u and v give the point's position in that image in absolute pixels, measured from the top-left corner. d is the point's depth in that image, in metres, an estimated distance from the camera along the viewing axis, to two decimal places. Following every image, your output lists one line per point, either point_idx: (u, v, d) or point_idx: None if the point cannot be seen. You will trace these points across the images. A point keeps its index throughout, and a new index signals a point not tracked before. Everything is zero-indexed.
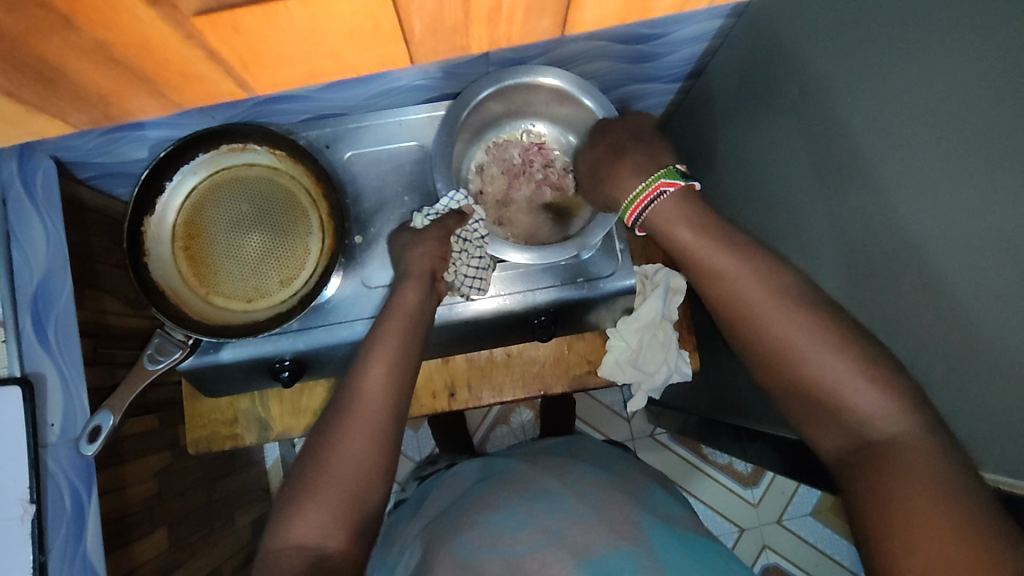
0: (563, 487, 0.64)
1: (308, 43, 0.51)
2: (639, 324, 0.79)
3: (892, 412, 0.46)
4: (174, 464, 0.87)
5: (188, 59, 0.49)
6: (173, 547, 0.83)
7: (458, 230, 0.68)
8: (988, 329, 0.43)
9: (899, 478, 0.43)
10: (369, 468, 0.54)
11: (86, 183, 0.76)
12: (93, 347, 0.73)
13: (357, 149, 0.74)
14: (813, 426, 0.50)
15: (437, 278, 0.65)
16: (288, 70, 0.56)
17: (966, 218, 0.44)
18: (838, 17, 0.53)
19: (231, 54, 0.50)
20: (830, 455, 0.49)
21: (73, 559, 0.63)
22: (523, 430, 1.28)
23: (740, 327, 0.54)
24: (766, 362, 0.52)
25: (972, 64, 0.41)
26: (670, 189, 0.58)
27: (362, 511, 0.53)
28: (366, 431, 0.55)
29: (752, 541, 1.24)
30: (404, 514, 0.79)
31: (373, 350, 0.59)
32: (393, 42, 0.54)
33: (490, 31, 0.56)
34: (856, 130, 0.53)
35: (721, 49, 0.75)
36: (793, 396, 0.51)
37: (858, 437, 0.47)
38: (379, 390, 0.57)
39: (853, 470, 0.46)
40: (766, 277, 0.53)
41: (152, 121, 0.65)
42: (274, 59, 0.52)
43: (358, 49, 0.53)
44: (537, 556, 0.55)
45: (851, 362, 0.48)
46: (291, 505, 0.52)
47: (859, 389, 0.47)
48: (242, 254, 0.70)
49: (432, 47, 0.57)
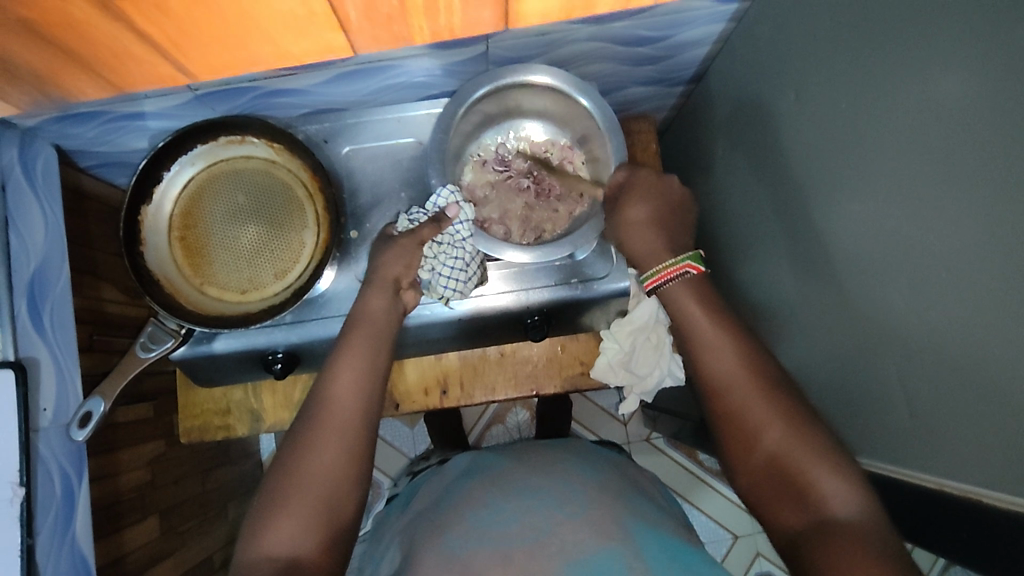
0: (552, 484, 0.64)
1: (242, 27, 0.51)
2: (632, 326, 0.77)
3: (849, 485, 0.49)
4: (168, 452, 0.88)
5: (117, 37, 0.49)
6: (164, 536, 0.83)
7: (430, 238, 0.67)
8: (978, 341, 0.42)
9: (842, 539, 0.45)
10: (340, 479, 0.54)
11: (88, 172, 0.77)
12: (89, 334, 0.74)
13: (356, 144, 0.74)
14: (764, 496, 0.52)
15: (402, 287, 0.65)
16: (219, 58, 0.56)
17: (958, 226, 0.43)
18: (839, 22, 0.53)
19: (160, 38, 0.50)
20: (780, 518, 0.51)
21: (61, 545, 0.64)
22: (519, 429, 1.29)
23: (705, 398, 0.57)
24: (729, 429, 0.55)
25: (972, 72, 0.41)
26: (695, 272, 0.60)
27: (335, 517, 0.53)
28: (335, 440, 0.55)
29: (745, 549, 1.23)
30: (393, 510, 0.79)
31: (339, 356, 0.59)
32: (328, 29, 0.53)
33: (430, 20, 0.56)
34: (853, 137, 0.53)
35: (722, 53, 0.75)
36: (752, 464, 0.53)
37: (817, 507, 0.49)
38: (347, 400, 0.57)
39: (806, 543, 0.48)
40: (751, 345, 0.56)
41: (153, 111, 0.66)
42: (207, 41, 0.52)
43: (298, 34, 0.53)
44: (524, 551, 0.55)
45: (816, 444, 0.51)
46: (260, 516, 0.52)
47: (823, 467, 0.50)
48: (237, 246, 0.70)
49: (371, 36, 0.56)
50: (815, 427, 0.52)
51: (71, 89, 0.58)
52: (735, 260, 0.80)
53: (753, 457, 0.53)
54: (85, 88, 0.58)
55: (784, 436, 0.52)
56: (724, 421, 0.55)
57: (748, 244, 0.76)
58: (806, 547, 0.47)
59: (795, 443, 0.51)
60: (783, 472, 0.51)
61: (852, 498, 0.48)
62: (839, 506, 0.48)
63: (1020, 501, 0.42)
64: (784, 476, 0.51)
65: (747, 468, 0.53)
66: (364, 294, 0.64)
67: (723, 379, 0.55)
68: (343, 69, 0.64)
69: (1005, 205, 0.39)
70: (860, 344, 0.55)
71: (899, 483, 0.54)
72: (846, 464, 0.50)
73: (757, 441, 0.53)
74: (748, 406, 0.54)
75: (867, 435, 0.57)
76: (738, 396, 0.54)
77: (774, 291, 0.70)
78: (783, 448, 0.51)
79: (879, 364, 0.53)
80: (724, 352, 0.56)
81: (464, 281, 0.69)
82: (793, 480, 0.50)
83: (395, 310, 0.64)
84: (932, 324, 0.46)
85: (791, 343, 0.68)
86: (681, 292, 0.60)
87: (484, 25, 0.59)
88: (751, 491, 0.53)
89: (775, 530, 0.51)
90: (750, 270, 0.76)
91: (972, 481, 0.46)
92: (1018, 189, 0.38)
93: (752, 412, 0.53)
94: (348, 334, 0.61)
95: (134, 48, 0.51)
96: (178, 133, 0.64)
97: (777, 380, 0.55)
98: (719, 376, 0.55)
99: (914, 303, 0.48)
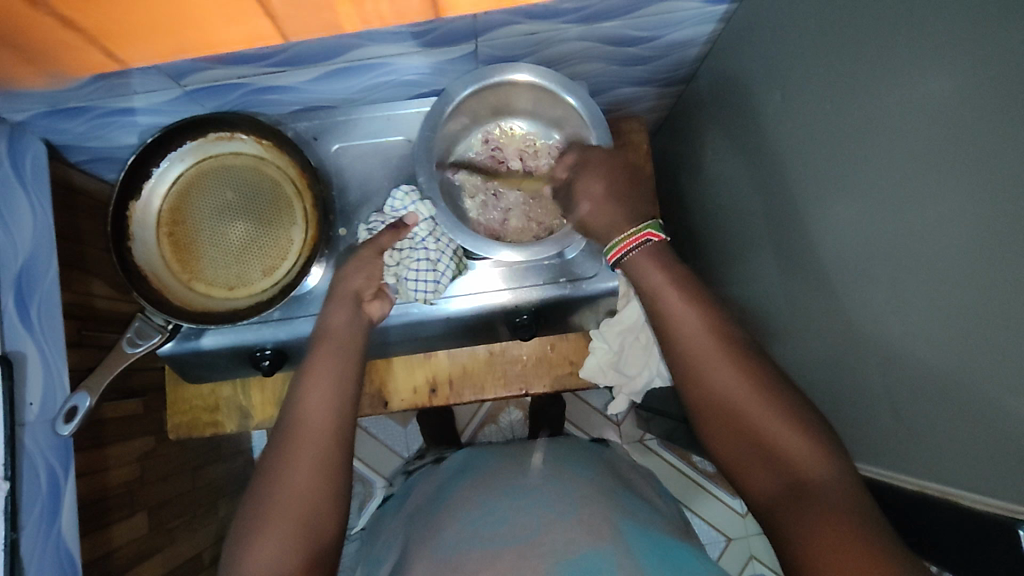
0: (544, 485, 0.63)
1: (169, 14, 0.49)
2: (622, 326, 0.77)
3: (826, 459, 0.49)
4: (157, 449, 0.88)
5: (38, 23, 0.48)
6: (152, 532, 0.83)
7: (390, 246, 0.68)
8: (961, 341, 0.42)
9: (821, 514, 0.46)
10: (319, 496, 0.54)
11: (78, 166, 0.78)
12: (77, 329, 0.74)
13: (345, 141, 0.74)
14: (748, 475, 0.52)
15: (363, 301, 0.66)
16: (149, 45, 0.54)
17: (940, 227, 0.43)
18: (825, 23, 0.53)
19: (80, 20, 0.48)
20: (764, 496, 0.51)
21: (47, 537, 0.64)
22: (512, 429, 1.29)
23: (687, 384, 0.57)
24: (715, 421, 0.54)
25: (954, 73, 0.41)
26: (656, 240, 0.61)
27: (318, 538, 0.53)
28: (310, 457, 0.55)
29: (738, 551, 1.23)
30: (388, 510, 0.78)
31: (303, 379, 0.60)
32: (254, 13, 0.51)
33: (359, 7, 0.53)
34: (838, 137, 0.53)
35: (711, 54, 0.75)
36: (736, 448, 0.53)
37: (796, 483, 0.49)
38: (319, 420, 0.57)
39: (783, 515, 0.48)
40: (727, 331, 0.56)
41: (143, 106, 0.67)
42: (132, 27, 0.50)
43: (224, 19, 0.51)
44: (512, 549, 0.55)
45: (795, 424, 0.51)
46: (240, 544, 0.52)
47: (800, 443, 0.50)
48: (225, 243, 0.70)
49: (301, 23, 0.54)
50: (794, 407, 0.52)
51: (59, 81, 0.58)
52: (725, 261, 0.80)
53: (736, 439, 0.53)
54: (71, 80, 0.58)
55: (762, 414, 0.52)
56: (703, 404, 0.55)
57: (737, 245, 0.76)
58: (783, 521, 0.48)
59: (776, 423, 0.51)
60: (765, 451, 0.51)
61: (832, 472, 0.48)
62: (819, 484, 0.48)
63: (999, 504, 0.42)
64: (767, 456, 0.51)
65: (732, 449, 0.54)
66: (325, 310, 0.65)
67: (702, 368, 0.55)
68: (332, 66, 0.64)
69: (992, 205, 0.39)
70: (846, 346, 0.55)
71: (884, 484, 0.54)
72: (825, 441, 0.50)
73: (740, 423, 0.53)
74: (734, 399, 0.53)
75: (853, 437, 0.57)
76: (717, 386, 0.54)
77: (762, 292, 0.70)
78: (764, 430, 0.52)
79: (863, 365, 0.53)
80: (701, 333, 0.56)
81: (437, 280, 0.69)
82: (776, 458, 0.50)
83: (358, 323, 0.64)
84: (914, 325, 0.46)
85: (778, 343, 0.68)
86: (650, 270, 0.59)
87: (416, 16, 0.56)
88: (734, 471, 0.54)
89: (758, 507, 0.52)
90: (741, 272, 0.76)
91: (956, 486, 0.45)
92: (1005, 188, 0.38)
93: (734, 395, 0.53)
94: (323, 348, 0.61)
95: (60, 36, 0.50)
96: (167, 129, 0.64)
97: (761, 371, 0.54)
98: (698, 359, 0.55)
99: (896, 303, 0.48)
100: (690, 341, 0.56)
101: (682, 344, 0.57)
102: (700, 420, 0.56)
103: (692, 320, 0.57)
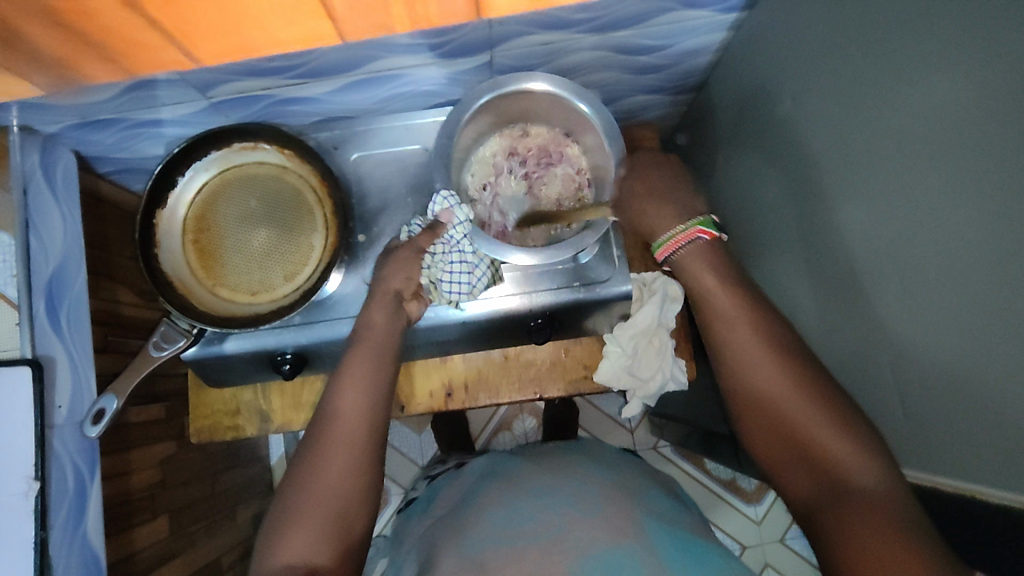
0: (568, 483, 0.64)
1: (236, 13, 0.50)
2: (635, 330, 0.79)
3: (870, 462, 0.49)
4: (178, 453, 0.89)
5: (128, 26, 0.49)
6: (173, 535, 0.84)
7: (429, 247, 0.69)
8: (973, 336, 0.43)
9: (859, 513, 0.47)
10: (351, 494, 0.56)
11: (106, 177, 0.80)
12: (104, 335, 0.76)
13: (365, 150, 0.76)
14: (787, 475, 0.54)
15: (403, 299, 0.67)
16: (215, 47, 0.55)
17: (948, 225, 0.44)
18: (832, 31, 0.55)
19: (165, 22, 0.50)
20: (804, 495, 0.52)
21: (72, 538, 0.65)
22: (525, 436, 1.29)
23: (728, 386, 0.59)
24: (755, 423, 0.56)
25: (958, 73, 0.42)
26: (706, 237, 0.64)
27: (349, 535, 0.55)
28: (346, 454, 0.57)
29: (753, 560, 1.23)
30: (412, 515, 0.79)
31: (342, 375, 0.61)
32: (315, 17, 0.53)
33: (408, 9, 0.54)
34: (848, 140, 0.54)
35: (722, 62, 0.77)
36: (772, 446, 0.55)
37: (837, 483, 0.50)
38: (353, 419, 0.59)
39: (822, 510, 0.50)
40: (764, 329, 0.58)
41: (171, 117, 0.69)
42: (208, 30, 0.52)
43: (284, 22, 0.53)
44: (537, 547, 0.56)
45: (837, 428, 0.51)
46: (274, 530, 0.54)
47: (841, 445, 0.51)
48: (248, 249, 0.72)
49: (357, 26, 0.55)
50: (838, 410, 0.52)
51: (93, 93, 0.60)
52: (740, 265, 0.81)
53: (774, 438, 0.55)
54: (105, 92, 0.61)
55: (804, 418, 0.53)
56: (743, 404, 0.57)
57: (755, 248, 0.77)
58: (822, 516, 0.49)
59: (815, 425, 0.52)
60: (805, 452, 0.53)
61: (875, 476, 0.49)
62: (859, 485, 0.49)
63: (1003, 494, 0.43)
64: (806, 456, 0.53)
65: (770, 450, 0.55)
66: (366, 308, 0.66)
67: (747, 374, 0.57)
68: (353, 78, 0.67)
69: (999, 202, 0.40)
70: (865, 345, 0.56)
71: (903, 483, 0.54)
72: (869, 446, 0.50)
73: (778, 424, 0.54)
74: (773, 399, 0.55)
75: None
76: (756, 384, 0.56)
77: (782, 294, 0.71)
78: (804, 432, 0.53)
79: (879, 362, 0.54)
80: (744, 333, 0.58)
81: (472, 284, 0.70)
82: (814, 458, 0.52)
83: (396, 323, 0.65)
84: (928, 322, 0.47)
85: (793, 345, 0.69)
86: (700, 270, 0.62)
87: (457, 17, 0.57)
88: (774, 471, 0.55)
89: (798, 506, 0.53)
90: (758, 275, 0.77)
91: (973, 480, 0.46)
92: (1012, 183, 0.39)
93: (774, 396, 0.55)
94: (365, 345, 0.63)
95: (142, 36, 0.52)
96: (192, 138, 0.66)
97: (804, 375, 0.55)
98: (738, 361, 0.58)
99: (909, 301, 0.49)
100: (729, 334, 0.59)
101: (725, 346, 0.59)
102: (741, 422, 0.58)
103: (732, 317, 0.59)
